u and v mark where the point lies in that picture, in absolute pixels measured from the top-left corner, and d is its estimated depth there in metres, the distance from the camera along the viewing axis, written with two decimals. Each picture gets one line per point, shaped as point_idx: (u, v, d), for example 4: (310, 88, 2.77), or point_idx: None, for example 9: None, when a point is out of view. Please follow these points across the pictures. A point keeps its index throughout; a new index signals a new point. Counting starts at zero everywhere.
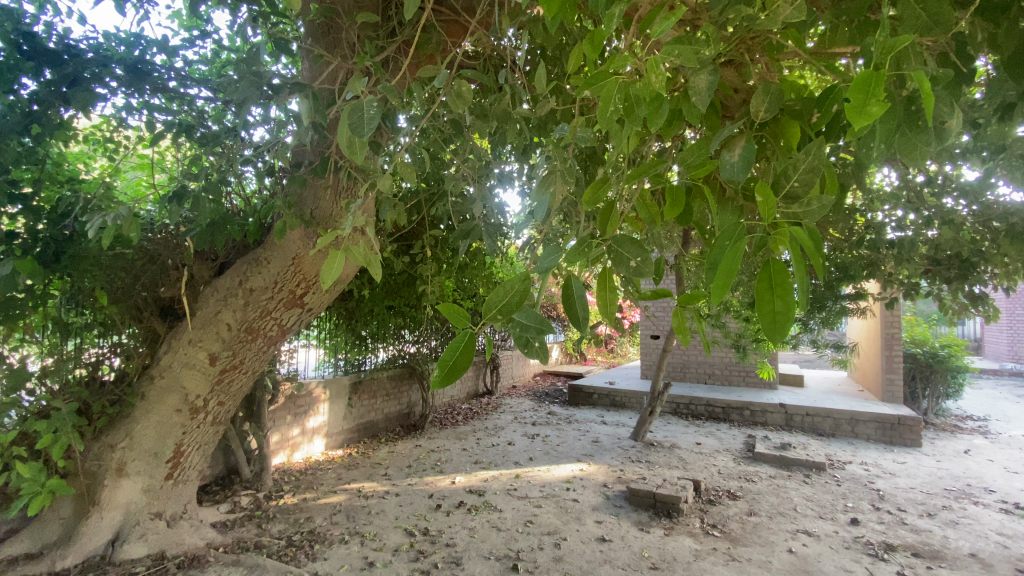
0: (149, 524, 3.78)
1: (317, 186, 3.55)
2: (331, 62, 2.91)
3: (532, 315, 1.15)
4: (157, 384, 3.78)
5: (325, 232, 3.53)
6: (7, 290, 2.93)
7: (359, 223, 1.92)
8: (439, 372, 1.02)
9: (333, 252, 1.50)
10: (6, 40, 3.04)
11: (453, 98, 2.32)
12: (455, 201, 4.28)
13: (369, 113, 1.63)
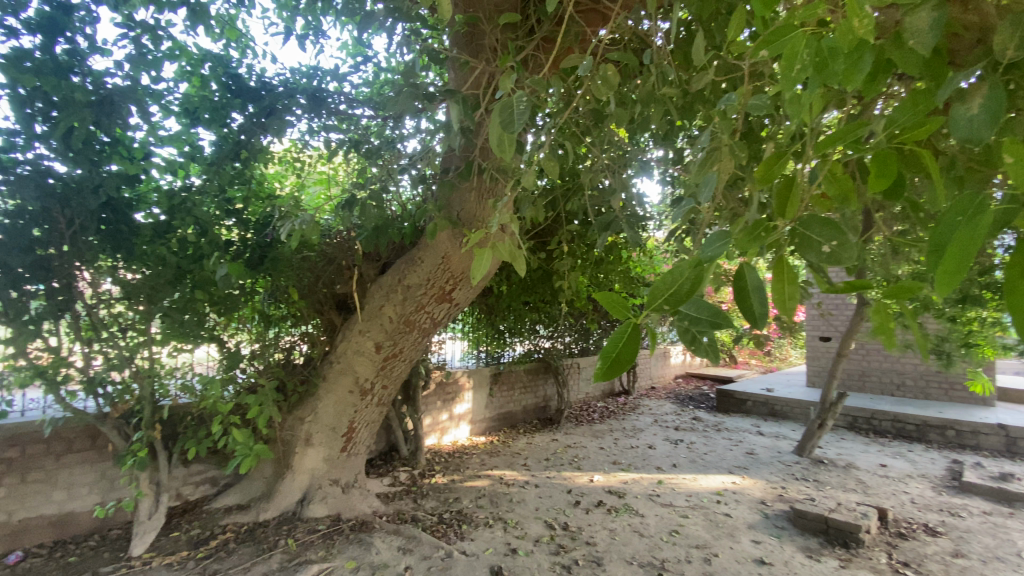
0: (329, 488, 4.41)
1: (463, 189, 3.78)
2: (476, 67, 3.07)
3: (703, 308, 1.08)
4: (334, 367, 4.37)
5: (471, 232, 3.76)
6: (227, 287, 3.57)
7: (504, 219, 1.99)
8: (601, 364, 1.02)
9: (480, 249, 1.59)
10: (221, 83, 3.81)
11: (599, 84, 2.29)
12: (593, 195, 4.24)
13: (519, 110, 1.71)
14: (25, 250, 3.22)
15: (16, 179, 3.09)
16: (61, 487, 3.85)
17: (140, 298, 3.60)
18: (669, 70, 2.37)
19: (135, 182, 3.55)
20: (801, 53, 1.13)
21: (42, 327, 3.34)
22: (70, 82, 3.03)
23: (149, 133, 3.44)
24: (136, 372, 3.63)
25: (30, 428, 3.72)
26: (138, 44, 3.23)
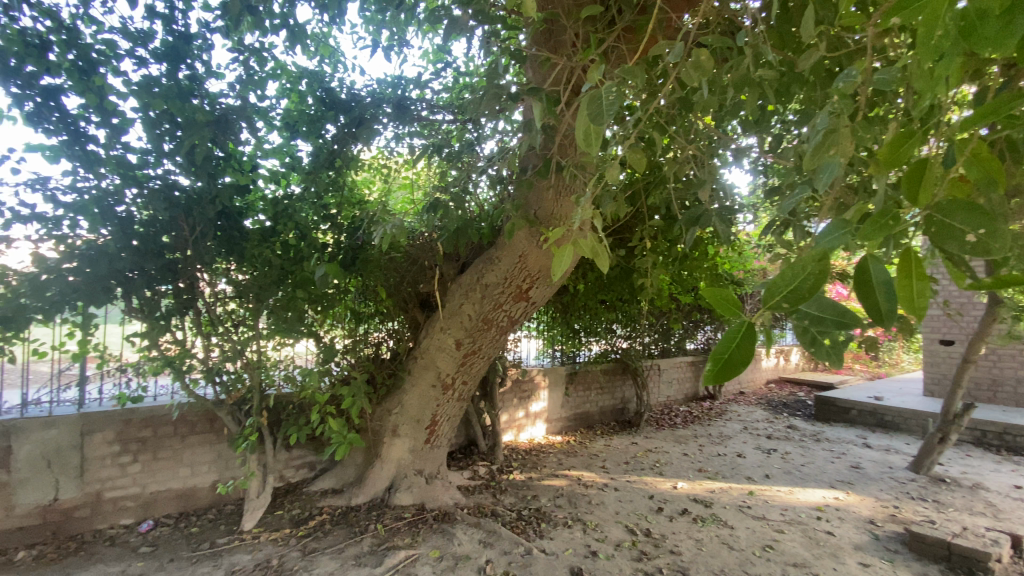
0: (414, 478, 4.61)
1: (541, 188, 3.79)
2: (556, 63, 3.06)
3: (826, 307, 1.02)
4: (419, 362, 4.57)
5: (549, 230, 3.76)
6: (324, 286, 3.84)
7: (587, 216, 1.97)
8: (712, 366, 1.01)
9: (561, 247, 1.57)
10: (316, 97, 4.11)
11: (691, 69, 2.20)
12: (678, 187, 4.07)
13: (608, 104, 1.68)
14: (157, 255, 3.70)
15: (149, 193, 3.52)
16: (185, 465, 4.35)
17: (250, 297, 3.98)
18: (766, 49, 2.20)
19: (245, 191, 3.93)
20: (945, 15, 0.95)
21: (171, 322, 3.79)
22: (191, 104, 3.40)
23: (255, 146, 3.79)
24: (247, 363, 4.00)
25: (162, 411, 4.23)
26: (245, 66, 3.57)
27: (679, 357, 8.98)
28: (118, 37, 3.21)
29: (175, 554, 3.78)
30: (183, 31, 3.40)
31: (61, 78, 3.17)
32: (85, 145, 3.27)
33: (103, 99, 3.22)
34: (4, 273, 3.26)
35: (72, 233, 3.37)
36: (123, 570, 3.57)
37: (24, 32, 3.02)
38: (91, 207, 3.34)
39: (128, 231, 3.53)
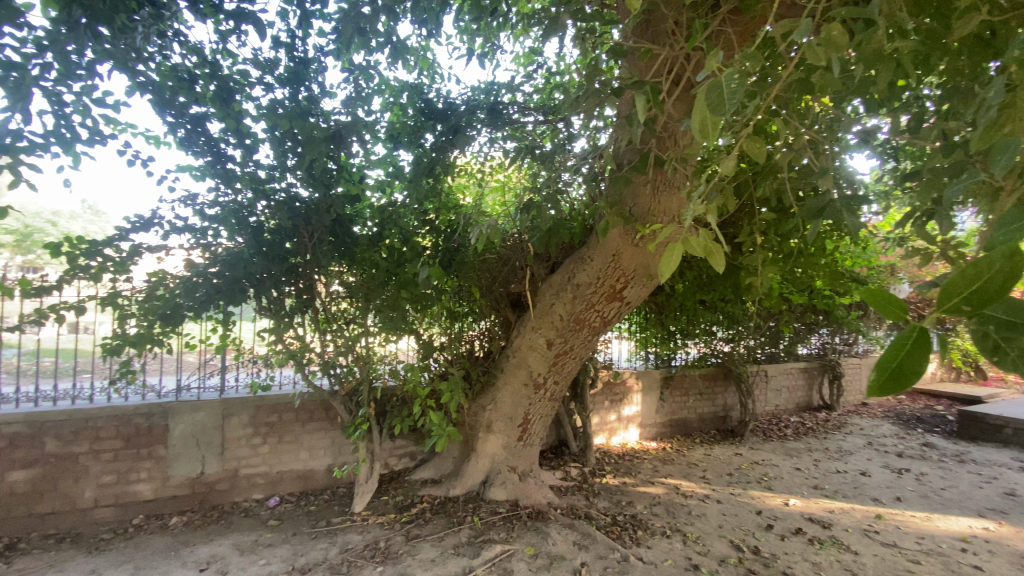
0: (507, 474, 4.70)
1: (638, 184, 3.70)
2: (659, 53, 2.97)
3: (1019, 310, 0.86)
4: (511, 360, 4.64)
5: (646, 228, 3.64)
6: (425, 287, 4.05)
7: (699, 210, 2.09)
8: (876, 377, 0.92)
9: (671, 246, 1.63)
10: (416, 108, 4.34)
11: (822, 47, 2.02)
12: (793, 176, 3.72)
13: (729, 95, 1.64)
14: (282, 259, 4.10)
15: (276, 204, 3.91)
16: (305, 448, 4.81)
17: (359, 296, 4.31)
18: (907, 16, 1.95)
19: (355, 200, 4.25)
20: None
21: (294, 320, 4.19)
22: (308, 121, 3.74)
23: (363, 157, 4.09)
24: (357, 358, 4.34)
25: (285, 399, 4.71)
26: (355, 83, 3.88)
27: (788, 363, 8.28)
28: (249, 67, 3.65)
29: (297, 529, 4.20)
30: (301, 56, 3.80)
31: (206, 106, 3.66)
32: (225, 164, 3.75)
33: (238, 122, 3.66)
34: (164, 277, 3.84)
35: (214, 241, 3.85)
36: (255, 539, 4.03)
37: (177, 68, 3.54)
38: (229, 218, 3.79)
39: (258, 238, 3.92)
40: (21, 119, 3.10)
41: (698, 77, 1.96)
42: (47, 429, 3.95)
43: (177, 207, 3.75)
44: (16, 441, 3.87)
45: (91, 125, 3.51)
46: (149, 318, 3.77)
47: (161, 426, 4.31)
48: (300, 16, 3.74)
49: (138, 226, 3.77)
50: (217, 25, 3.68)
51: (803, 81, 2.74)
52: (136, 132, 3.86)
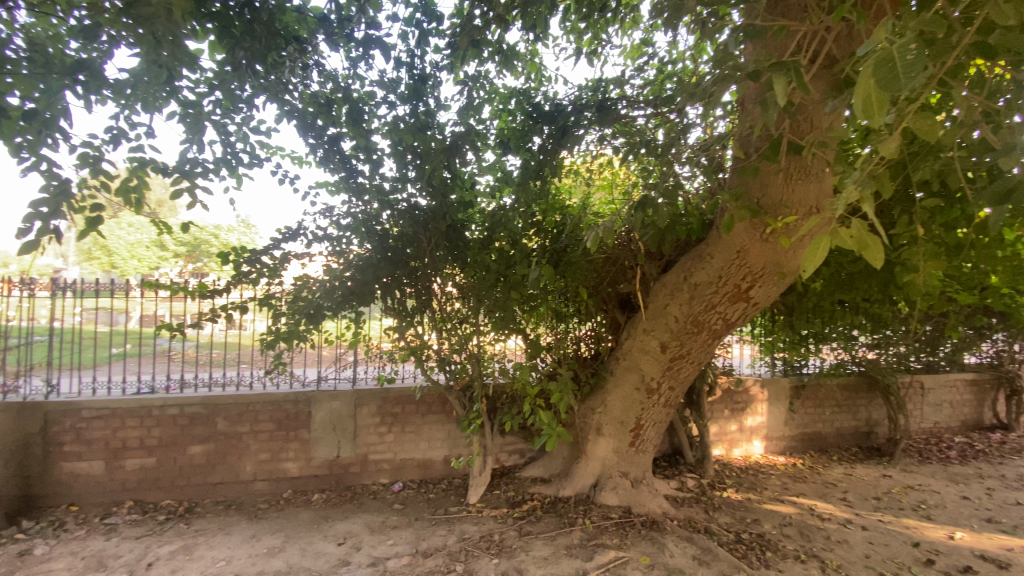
0: (619, 480, 4.59)
1: (769, 173, 3.42)
2: (798, 29, 2.78)
3: None
4: (622, 363, 4.53)
5: (777, 221, 3.35)
6: (537, 288, 4.09)
7: (853, 198, 1.96)
8: None
9: (817, 240, 1.66)
10: (525, 112, 4.44)
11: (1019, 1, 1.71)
12: (964, 154, 3.16)
13: (904, 69, 1.57)
14: (404, 264, 4.38)
15: (399, 212, 4.20)
16: (424, 439, 5.14)
17: (471, 297, 4.48)
18: None
19: (468, 206, 4.45)
20: None
21: (415, 319, 4.49)
22: (426, 134, 3.99)
23: (475, 166, 4.27)
24: (469, 355, 4.55)
25: (407, 392, 5.09)
26: (468, 94, 4.07)
27: (951, 375, 7.08)
28: (376, 88, 4.00)
29: (418, 514, 4.50)
30: (419, 73, 4.09)
31: (340, 126, 4.08)
32: (356, 178, 4.13)
33: (367, 139, 4.03)
34: (307, 281, 4.34)
35: (347, 246, 4.26)
36: (383, 520, 4.39)
37: (316, 95, 4.00)
38: (359, 227, 4.18)
39: (384, 244, 4.25)
40: (197, 149, 3.72)
41: (862, 49, 1.80)
42: (218, 410, 4.67)
43: (317, 218, 4.22)
44: (196, 419, 4.62)
45: (249, 151, 4.10)
46: (296, 317, 4.30)
47: (306, 412, 4.88)
48: (418, 36, 4.03)
49: (287, 236, 4.32)
50: (349, 53, 4.09)
51: (980, 42, 2.28)
52: (284, 154, 4.43)
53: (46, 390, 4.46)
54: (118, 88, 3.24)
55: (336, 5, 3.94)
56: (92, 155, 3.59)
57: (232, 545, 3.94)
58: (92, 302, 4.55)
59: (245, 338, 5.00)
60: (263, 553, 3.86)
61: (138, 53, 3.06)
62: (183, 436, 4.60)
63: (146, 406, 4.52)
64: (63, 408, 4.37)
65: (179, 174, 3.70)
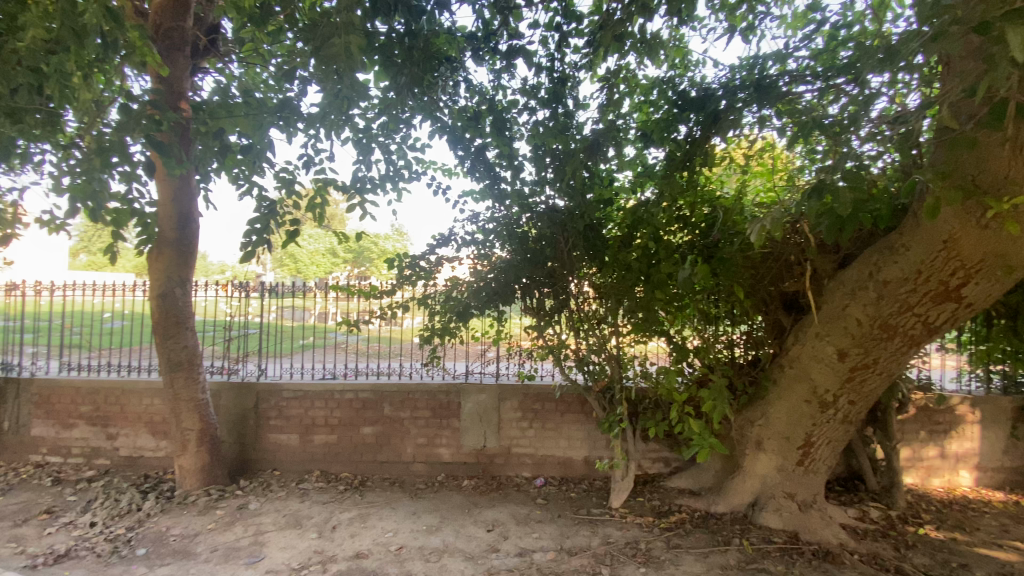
0: (784, 501, 4.12)
1: (990, 144, 2.78)
2: None
3: None
4: (787, 372, 4.04)
5: (1002, 203, 2.71)
6: (689, 287, 3.80)
7: None
8: None
9: None
10: (669, 102, 4.17)
11: None
12: None
13: None
14: (543, 264, 4.41)
15: (539, 215, 4.28)
16: (565, 438, 5.18)
17: (610, 297, 4.40)
18: None
19: (608, 203, 4.36)
20: None
21: (554, 319, 4.55)
22: (565, 135, 4.02)
23: (615, 162, 4.17)
24: (609, 355, 4.50)
25: (547, 390, 5.18)
26: (608, 90, 3.99)
27: None
28: (518, 96, 4.15)
29: (561, 511, 4.56)
30: (559, 76, 4.16)
31: (485, 137, 4.32)
32: (499, 185, 4.33)
33: (509, 147, 4.21)
34: (457, 281, 4.66)
35: (491, 250, 4.47)
36: (528, 513, 4.53)
37: (464, 110, 4.30)
38: (502, 231, 4.38)
39: (525, 247, 4.36)
40: (366, 168, 4.24)
41: None
42: (385, 396, 5.26)
43: (466, 224, 4.51)
44: (367, 404, 5.27)
45: (408, 167, 4.55)
46: (448, 315, 4.67)
47: (456, 402, 5.25)
48: (558, 39, 4.09)
49: (440, 242, 4.68)
50: (493, 66, 4.31)
51: None
52: (437, 167, 4.84)
53: (258, 373, 5.48)
54: (309, 119, 3.84)
55: (482, 22, 4.18)
56: (290, 179, 4.32)
57: (398, 519, 4.41)
58: (288, 302, 5.53)
59: (403, 334, 5.56)
60: (423, 529, 4.26)
61: (323, 89, 3.60)
62: (357, 418, 5.27)
63: (330, 390, 5.28)
64: (271, 388, 5.32)
65: (353, 190, 4.25)
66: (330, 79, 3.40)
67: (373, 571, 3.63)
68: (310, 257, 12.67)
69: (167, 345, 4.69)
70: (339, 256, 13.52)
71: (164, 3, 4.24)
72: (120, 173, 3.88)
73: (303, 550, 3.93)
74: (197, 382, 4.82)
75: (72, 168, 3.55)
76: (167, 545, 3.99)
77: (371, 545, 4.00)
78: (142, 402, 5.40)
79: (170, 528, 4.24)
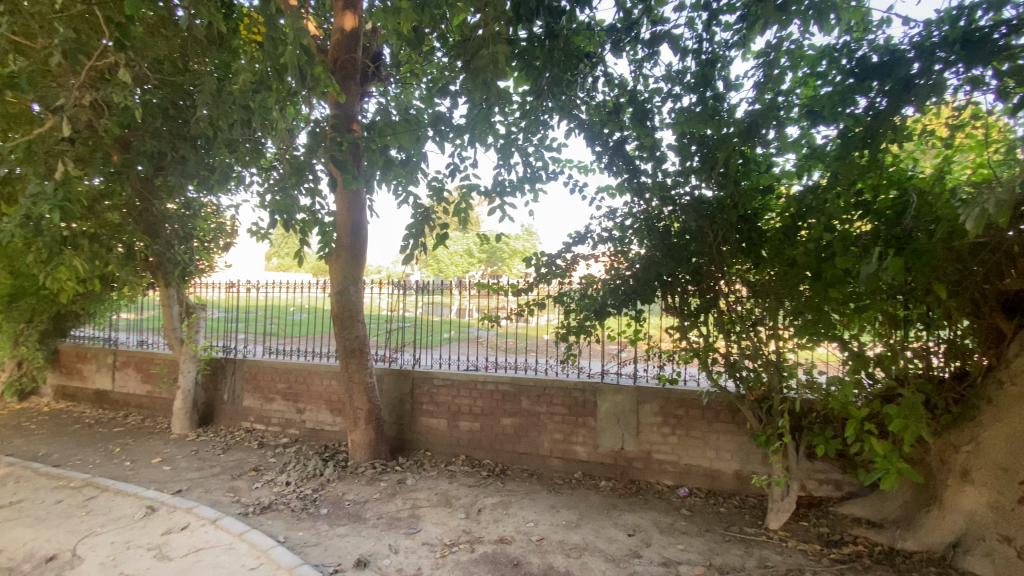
0: (998, 546, 3.34)
1: None
2: None
3: None
4: (1008, 390, 3.39)
5: None
6: (874, 286, 3.20)
7: None
8: None
9: None
10: (843, 72, 3.55)
11: None
12: None
13: None
14: (686, 261, 4.14)
15: (682, 206, 4.04)
16: (712, 448, 4.82)
17: (767, 297, 3.99)
18: None
19: (766, 192, 3.93)
20: None
21: (699, 320, 4.29)
22: (716, 120, 3.72)
23: (774, 145, 3.73)
24: (766, 362, 4.07)
25: (692, 396, 4.86)
26: (767, 67, 3.59)
27: None
28: (662, 83, 3.97)
29: (709, 526, 4.26)
30: (708, 57, 3.88)
31: (624, 129, 4.22)
32: (639, 178, 4.20)
33: (651, 137, 4.06)
34: (593, 280, 4.64)
35: (629, 248, 4.36)
36: (672, 522, 4.32)
37: (603, 105, 4.27)
38: (641, 226, 4.26)
39: (667, 243, 4.14)
40: (506, 172, 4.43)
41: None
42: (523, 390, 5.44)
43: (602, 221, 4.45)
44: (506, 396, 5.50)
45: (545, 167, 4.65)
46: (584, 313, 4.63)
47: (593, 401, 5.22)
48: (707, 18, 3.81)
49: (576, 240, 4.69)
50: (634, 55, 4.18)
51: None
52: (573, 165, 4.86)
53: (413, 362, 6.07)
54: (458, 130, 4.14)
55: (623, 13, 4.07)
56: (441, 186, 4.68)
57: (538, 510, 4.54)
58: (436, 299, 6.07)
59: (538, 330, 5.71)
60: (562, 524, 4.31)
61: (471, 101, 3.83)
62: (498, 409, 5.53)
63: (474, 380, 5.63)
64: (423, 375, 5.85)
65: (495, 192, 4.45)
66: (478, 89, 3.58)
67: (517, 558, 3.78)
68: (450, 258, 13.71)
69: (344, 334, 5.42)
70: (475, 257, 14.44)
71: (340, 39, 4.89)
72: (306, 189, 4.59)
73: (453, 528, 4.25)
74: (366, 367, 5.51)
75: (272, 186, 4.31)
76: (344, 508, 4.62)
77: (514, 532, 4.17)
78: (323, 383, 6.33)
79: (345, 493, 4.90)
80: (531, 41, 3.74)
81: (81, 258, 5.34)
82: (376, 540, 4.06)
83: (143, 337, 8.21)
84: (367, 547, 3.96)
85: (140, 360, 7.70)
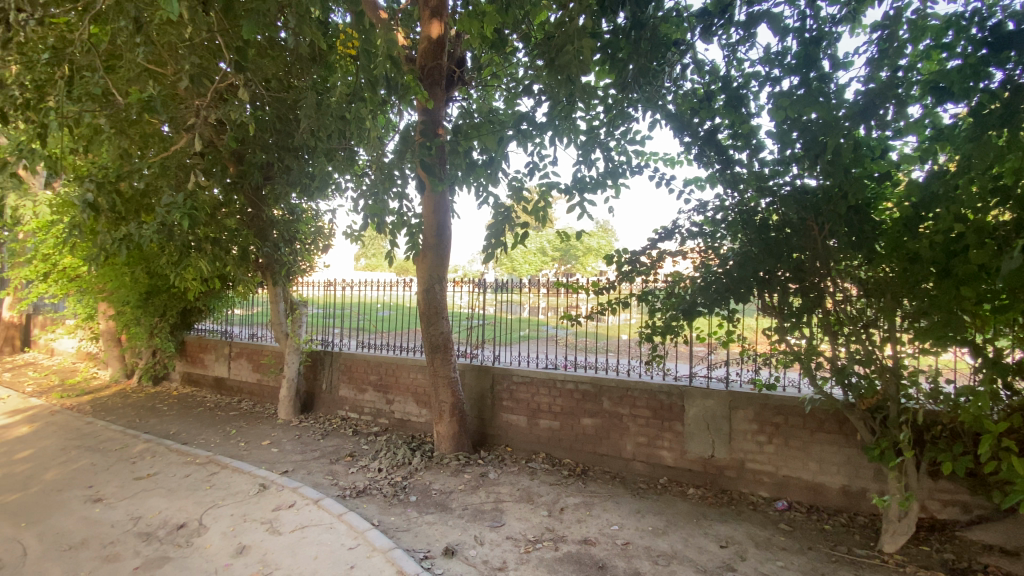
0: None
1: None
2: None
3: None
4: None
5: None
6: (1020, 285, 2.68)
7: None
8: None
9: None
10: (972, 42, 3.06)
11: None
12: None
13: None
14: (786, 256, 3.77)
15: (782, 198, 3.75)
16: (815, 460, 4.44)
17: (881, 296, 3.60)
18: None
19: (881, 178, 3.54)
20: None
21: (801, 321, 3.90)
22: (823, 102, 3.33)
23: (891, 127, 3.33)
24: (881, 368, 3.70)
25: (792, 403, 4.50)
26: (884, 41, 3.22)
27: None
28: (758, 66, 3.70)
29: (812, 544, 3.92)
30: (812, 35, 3.56)
31: (716, 117, 4.00)
32: (732, 168, 3.97)
33: (747, 125, 3.81)
34: (680, 277, 4.44)
35: (721, 244, 4.16)
36: (770, 537, 4.03)
37: (692, 94, 4.09)
38: (735, 220, 4.01)
39: (764, 237, 3.85)
40: (587, 168, 4.38)
41: None
42: (604, 390, 5.35)
43: (692, 215, 4.25)
44: (586, 395, 5.44)
45: (628, 162, 4.52)
46: (670, 312, 4.44)
47: (680, 405, 5.00)
48: None
49: (662, 236, 4.51)
50: (728, 39, 3.93)
51: None
52: (658, 158, 4.69)
53: (492, 359, 6.22)
54: (540, 128, 4.16)
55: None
56: (522, 186, 4.74)
57: (622, 514, 4.44)
58: (508, 297, 6.18)
59: (609, 329, 5.64)
60: (649, 530, 4.18)
61: (553, 98, 3.82)
62: (578, 408, 5.48)
63: (552, 378, 5.64)
64: (503, 372, 5.95)
65: (577, 189, 4.41)
66: (562, 85, 3.58)
67: (602, 560, 3.73)
68: (523, 258, 13.79)
69: (430, 330, 5.65)
70: (548, 255, 14.51)
71: (427, 47, 5.06)
72: (395, 194, 4.85)
73: (536, 525, 4.28)
74: (451, 363, 5.71)
75: (364, 192, 4.59)
76: (431, 497, 4.82)
77: (598, 534, 4.11)
78: (411, 376, 6.65)
79: (432, 483, 5.12)
80: (613, 34, 3.63)
81: (204, 260, 6.05)
82: (462, 531, 4.20)
83: (253, 330, 9.01)
84: (454, 537, 4.10)
85: (252, 351, 8.56)
